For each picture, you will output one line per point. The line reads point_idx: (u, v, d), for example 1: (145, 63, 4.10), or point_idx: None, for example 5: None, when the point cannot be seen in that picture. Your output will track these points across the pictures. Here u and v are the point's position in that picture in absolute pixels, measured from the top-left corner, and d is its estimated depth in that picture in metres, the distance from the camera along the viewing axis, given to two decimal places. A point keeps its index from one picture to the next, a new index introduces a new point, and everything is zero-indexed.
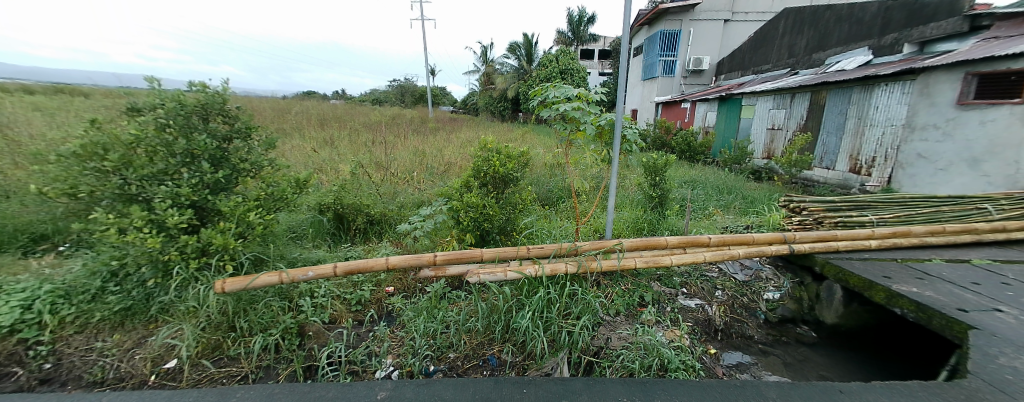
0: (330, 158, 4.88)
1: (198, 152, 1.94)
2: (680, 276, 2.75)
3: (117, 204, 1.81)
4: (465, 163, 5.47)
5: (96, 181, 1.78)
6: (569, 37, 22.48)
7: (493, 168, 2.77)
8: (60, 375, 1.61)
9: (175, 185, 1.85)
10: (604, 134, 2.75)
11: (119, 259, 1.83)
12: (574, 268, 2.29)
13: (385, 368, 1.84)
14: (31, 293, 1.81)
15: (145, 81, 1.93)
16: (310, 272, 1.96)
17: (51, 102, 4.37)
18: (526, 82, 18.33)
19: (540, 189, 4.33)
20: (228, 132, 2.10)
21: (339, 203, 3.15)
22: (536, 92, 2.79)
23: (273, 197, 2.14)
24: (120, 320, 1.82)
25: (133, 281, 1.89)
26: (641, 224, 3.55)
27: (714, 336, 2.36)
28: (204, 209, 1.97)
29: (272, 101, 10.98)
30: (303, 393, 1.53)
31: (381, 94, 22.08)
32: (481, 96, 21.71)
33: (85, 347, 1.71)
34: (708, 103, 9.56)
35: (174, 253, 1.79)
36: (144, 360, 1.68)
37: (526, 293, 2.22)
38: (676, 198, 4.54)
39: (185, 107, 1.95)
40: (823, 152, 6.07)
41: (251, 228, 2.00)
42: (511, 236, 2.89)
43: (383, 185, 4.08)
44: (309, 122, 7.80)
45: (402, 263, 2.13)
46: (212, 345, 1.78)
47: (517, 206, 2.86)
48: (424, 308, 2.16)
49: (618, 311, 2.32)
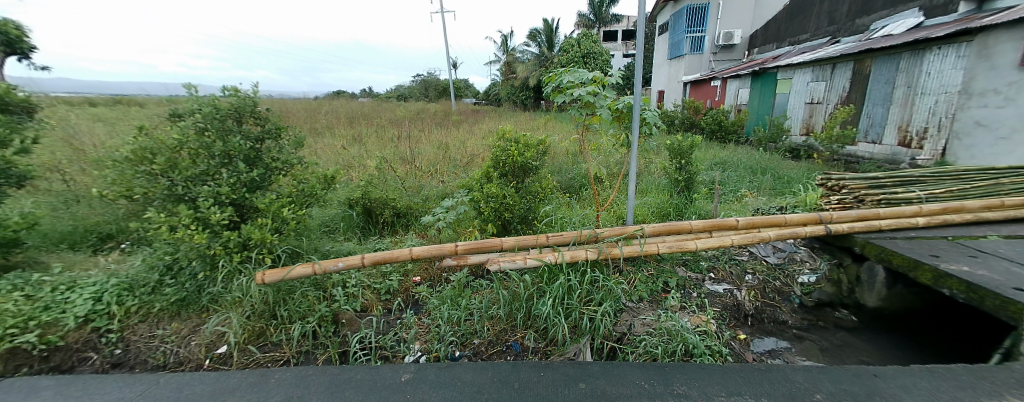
0: (359, 154, 5.07)
1: (233, 153, 2.07)
2: (707, 261, 2.67)
3: (167, 204, 1.98)
4: (487, 154, 5.49)
5: (148, 183, 1.95)
6: (591, 20, 21.93)
7: (511, 157, 2.79)
8: (129, 359, 1.80)
9: (216, 185, 1.99)
10: (622, 117, 2.65)
11: (172, 255, 2.01)
12: (595, 254, 2.29)
13: (413, 353, 1.95)
14: (100, 287, 2.01)
15: (183, 88, 2.05)
16: (340, 263, 2.09)
17: (111, 113, 4.80)
18: (547, 69, 18.02)
19: (562, 177, 4.29)
20: (259, 134, 2.22)
21: (367, 197, 3.28)
22: (550, 78, 2.70)
23: (304, 193, 2.27)
24: (177, 310, 1.99)
25: (185, 275, 2.06)
26: (667, 208, 3.48)
27: (744, 322, 2.29)
28: (243, 207, 2.12)
29: (304, 102, 11.49)
30: (334, 375, 1.64)
31: (406, 90, 22.41)
32: (503, 86, 21.54)
33: (149, 334, 1.89)
34: (740, 80, 9.06)
35: (219, 247, 1.93)
36: (199, 346, 1.85)
37: (546, 280, 2.25)
38: (705, 181, 4.38)
39: (220, 111, 2.07)
40: (868, 125, 5.61)
41: (285, 223, 2.13)
42: (532, 225, 2.93)
43: (408, 179, 4.19)
44: (338, 120, 8.10)
45: (426, 253, 2.23)
46: (258, 332, 1.92)
47: (537, 195, 2.89)
48: (448, 296, 2.24)
49: (641, 298, 2.30)
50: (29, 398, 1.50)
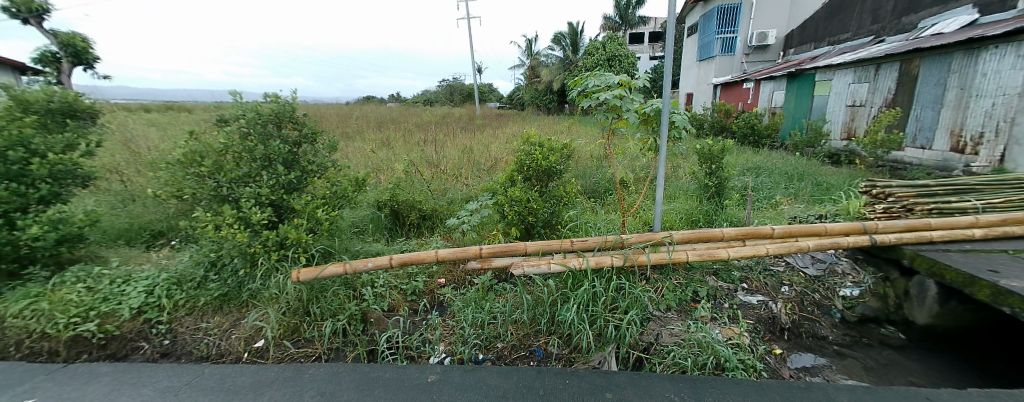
0: (386, 158, 5.21)
1: (273, 157, 2.18)
2: (739, 271, 2.56)
3: (213, 204, 2.10)
4: (510, 158, 5.52)
5: (196, 184, 2.08)
6: (617, 22, 21.67)
7: (535, 161, 2.78)
8: (176, 350, 1.91)
9: (257, 187, 2.10)
10: (650, 121, 2.60)
11: (216, 252, 2.12)
12: (620, 261, 2.25)
13: (438, 354, 1.97)
14: (152, 280, 2.16)
15: (229, 95, 2.18)
16: (370, 263, 2.15)
17: (163, 118, 5.18)
18: (571, 73, 17.94)
19: (586, 181, 4.24)
20: (297, 138, 2.33)
21: (395, 200, 3.37)
22: (576, 82, 2.67)
23: (337, 195, 2.36)
24: (219, 305, 2.10)
25: (228, 271, 2.17)
26: (696, 215, 3.37)
27: (780, 336, 2.17)
28: (281, 207, 2.22)
29: (336, 107, 11.96)
30: (364, 372, 1.68)
31: (432, 94, 22.90)
32: (527, 90, 21.61)
33: (194, 327, 2.01)
34: (774, 82, 8.68)
35: (258, 246, 2.04)
36: (239, 339, 1.95)
37: (570, 286, 2.23)
38: (737, 187, 4.21)
39: (262, 117, 2.19)
40: (916, 130, 5.21)
41: (319, 224, 2.22)
42: (556, 229, 2.91)
43: (434, 182, 4.27)
44: (368, 125, 8.38)
45: (451, 255, 2.26)
46: (292, 328, 2.00)
47: (561, 200, 2.87)
48: (472, 299, 2.26)
49: (669, 307, 2.23)
50: (90, 384, 1.62)
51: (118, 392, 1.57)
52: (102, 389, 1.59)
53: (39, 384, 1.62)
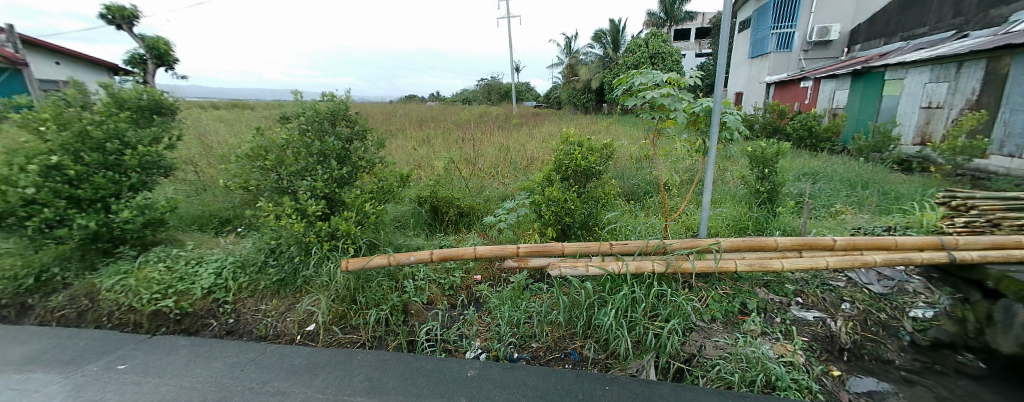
0: (427, 155, 5.37)
1: (328, 152, 2.31)
2: (793, 284, 2.38)
3: (274, 195, 2.26)
4: (547, 157, 5.49)
5: (261, 176, 2.24)
6: (661, 18, 20.88)
7: (574, 161, 2.74)
8: (240, 329, 2.09)
9: (313, 180, 2.24)
10: (699, 122, 2.48)
11: (276, 240, 2.28)
12: (662, 267, 2.16)
13: (474, 349, 2.01)
14: (221, 263, 2.36)
15: (291, 94, 2.33)
16: (412, 256, 2.23)
17: (231, 115, 5.67)
18: (611, 71, 17.52)
19: (625, 183, 4.13)
20: (349, 135, 2.45)
21: (435, 196, 3.47)
22: (620, 80, 2.59)
23: (383, 190, 2.46)
24: (276, 289, 2.26)
25: (285, 258, 2.33)
26: (745, 222, 3.18)
27: (838, 356, 1.99)
28: (333, 200, 2.35)
29: (380, 105, 12.49)
30: (407, 362, 1.74)
31: (470, 93, 23.31)
32: (565, 88, 21.39)
33: (255, 308, 2.17)
34: (836, 81, 7.97)
35: (313, 236, 2.17)
36: (293, 322, 2.09)
37: (608, 290, 2.17)
38: (791, 193, 3.92)
39: (319, 115, 2.33)
40: (1004, 135, 4.59)
41: (366, 217, 2.34)
42: (593, 231, 2.86)
43: (471, 180, 4.34)
44: (409, 123, 8.68)
45: (488, 253, 2.29)
46: (340, 314, 2.12)
47: (599, 201, 2.82)
48: (508, 297, 2.27)
49: (714, 318, 2.12)
50: (171, 354, 1.81)
51: (194, 363, 1.74)
52: (182, 360, 1.77)
53: (130, 352, 1.83)
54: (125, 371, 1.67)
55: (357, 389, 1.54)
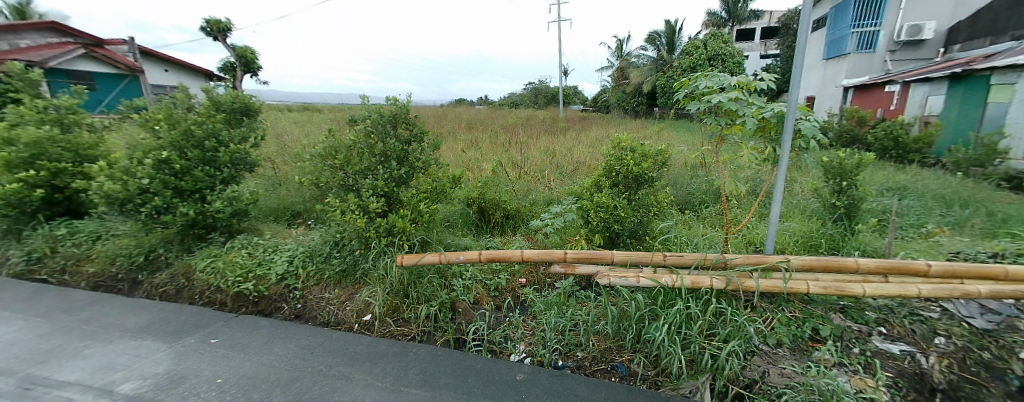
0: (474, 157, 5.50)
1: (389, 153, 2.45)
2: (875, 312, 2.10)
3: (340, 192, 2.44)
4: (595, 162, 5.38)
5: (330, 174, 2.43)
6: (722, 18, 19.68)
7: (626, 167, 2.65)
8: (306, 314, 2.27)
9: (374, 179, 2.38)
10: (768, 128, 2.31)
11: (340, 233, 2.45)
12: (722, 284, 2.02)
13: (518, 353, 2.01)
14: (292, 252, 2.59)
15: (359, 98, 2.50)
16: (461, 256, 2.28)
17: (301, 117, 6.21)
18: (664, 74, 16.81)
19: (678, 191, 3.93)
20: (409, 137, 2.58)
21: (482, 197, 3.54)
22: (682, 84, 2.46)
23: (436, 190, 2.56)
24: (338, 279, 2.42)
25: (347, 250, 2.49)
26: (817, 239, 2.89)
27: (930, 398, 1.72)
28: (391, 198, 2.48)
29: (431, 108, 13.01)
30: (459, 359, 1.79)
31: (516, 97, 23.57)
32: (613, 92, 20.89)
33: (319, 296, 2.34)
34: (930, 85, 6.99)
35: (372, 231, 2.31)
36: (352, 311, 2.23)
37: (660, 303, 2.07)
38: (873, 210, 3.50)
39: (383, 117, 2.48)
40: None
41: (420, 215, 2.45)
42: (644, 241, 2.76)
43: (518, 183, 4.37)
44: (458, 126, 8.95)
45: (536, 257, 2.28)
46: (393, 307, 2.23)
47: (651, 209, 2.70)
48: (554, 303, 2.25)
49: (779, 343, 1.94)
50: (253, 333, 2.01)
51: (272, 342, 1.92)
52: (261, 338, 1.96)
53: (220, 328, 2.06)
54: (217, 345, 1.88)
55: (412, 381, 1.61)
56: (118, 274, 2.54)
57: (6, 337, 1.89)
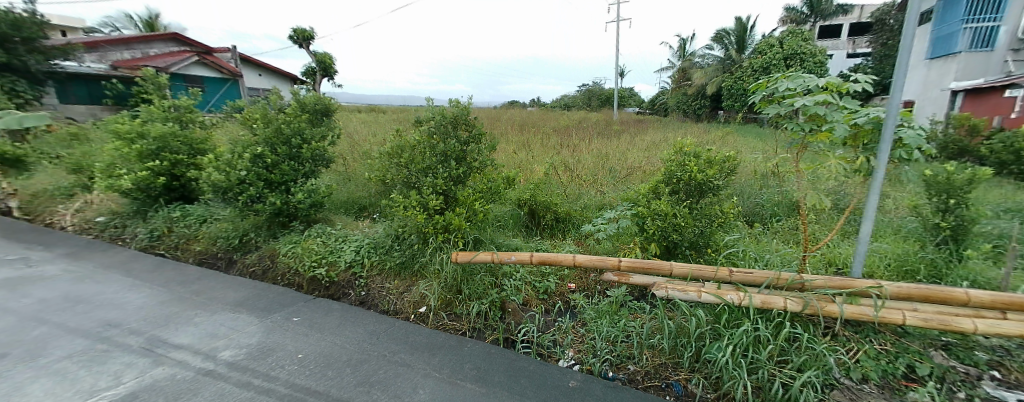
0: (526, 159, 5.53)
1: (449, 153, 2.54)
2: (986, 353, 1.77)
3: (403, 188, 2.59)
4: (651, 167, 5.16)
5: (395, 171, 2.59)
6: (801, 14, 17.88)
7: (688, 174, 2.50)
8: (369, 301, 2.43)
9: (434, 177, 2.49)
10: (861, 136, 2.05)
11: (401, 227, 2.60)
12: (798, 306, 1.83)
13: (567, 358, 1.99)
14: (358, 242, 2.79)
15: (424, 100, 2.62)
16: (513, 256, 2.30)
17: (367, 118, 6.67)
18: (730, 75, 15.67)
19: (745, 201, 3.64)
20: (468, 138, 2.66)
21: (534, 199, 3.55)
22: (759, 85, 2.25)
23: (491, 190, 2.61)
24: (397, 271, 2.56)
25: (406, 244, 2.63)
26: (915, 264, 2.52)
27: None
28: (448, 197, 2.58)
29: (483, 110, 13.32)
30: (511, 360, 1.82)
31: (567, 99, 23.36)
32: (672, 94, 19.89)
33: (381, 285, 2.50)
34: None
35: (430, 227, 2.42)
36: (409, 302, 2.35)
37: (724, 322, 1.93)
38: (992, 235, 2.97)
39: (446, 119, 2.58)
40: None
41: (475, 214, 2.51)
42: (705, 253, 2.58)
43: (569, 186, 4.32)
44: (510, 127, 9.05)
45: (588, 263, 2.23)
46: (447, 302, 2.32)
47: (714, 220, 2.50)
48: (605, 312, 2.19)
49: (865, 378, 1.71)
50: (327, 315, 2.21)
51: (344, 325, 2.09)
52: (334, 320, 2.14)
53: (300, 307, 2.28)
54: (298, 323, 2.09)
55: (467, 375, 1.67)
56: (217, 253, 2.91)
57: (137, 301, 2.25)
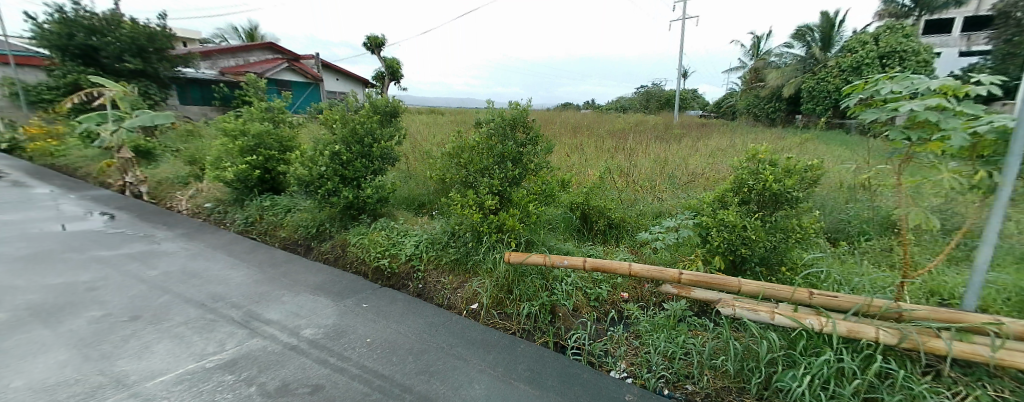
0: (579, 162, 5.46)
1: (506, 154, 2.59)
2: None
3: (461, 187, 2.68)
4: (716, 175, 4.83)
5: (455, 171, 2.69)
6: (904, 5, 15.64)
7: (762, 183, 2.29)
8: (426, 293, 2.55)
9: (491, 178, 2.55)
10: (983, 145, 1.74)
11: (457, 225, 2.69)
12: (893, 339, 1.61)
13: (619, 370, 1.91)
14: (418, 237, 2.94)
15: (485, 102, 2.70)
16: (566, 260, 2.28)
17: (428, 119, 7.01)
18: (811, 75, 14.15)
19: (827, 216, 3.27)
20: (525, 140, 2.68)
21: (587, 203, 3.50)
22: (854, 88, 2.00)
23: (545, 193, 2.62)
24: (451, 267, 2.65)
25: (461, 242, 2.72)
26: None
27: None
28: (503, 197, 2.62)
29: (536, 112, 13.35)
30: (564, 366, 1.81)
31: (623, 101, 22.63)
32: (741, 97, 18.47)
33: (437, 279, 2.61)
34: None
35: (485, 226, 2.48)
36: (462, 298, 2.43)
37: (800, 349, 1.76)
38: None
39: (505, 120, 2.63)
40: None
41: (529, 216, 2.53)
42: (777, 270, 2.37)
43: (624, 191, 4.18)
44: (564, 129, 8.98)
45: (646, 272, 2.14)
46: (498, 301, 2.36)
47: (790, 235, 2.29)
48: (662, 325, 2.08)
49: None
50: (392, 304, 2.36)
51: (408, 315, 2.22)
52: (398, 309, 2.28)
53: (369, 295, 2.46)
54: (367, 309, 2.25)
55: (521, 376, 1.69)
56: (298, 240, 3.24)
57: (236, 278, 2.57)
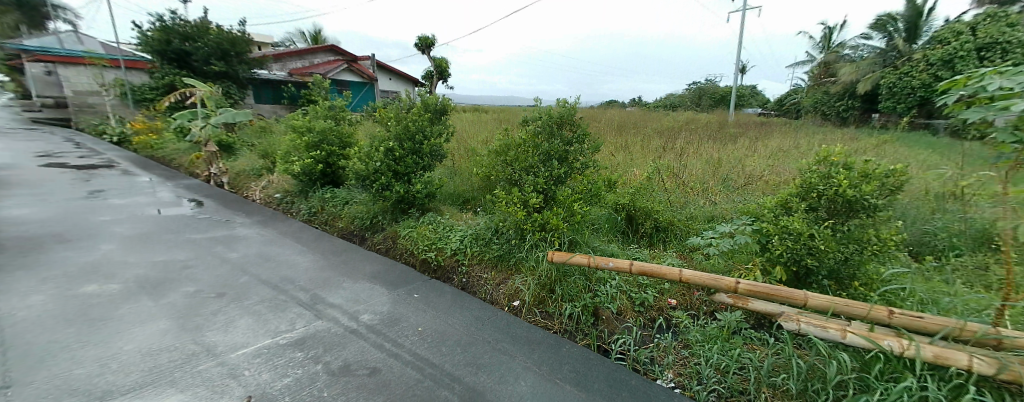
0: (625, 162, 5.30)
1: (552, 153, 2.58)
2: None
3: (506, 185, 2.71)
4: (777, 178, 4.48)
5: (501, 168, 2.73)
6: None
7: (835, 189, 2.08)
8: (470, 287, 2.61)
9: (535, 176, 2.56)
10: None
11: (501, 222, 2.73)
12: (990, 369, 1.41)
13: (666, 379, 1.84)
14: (463, 232, 3.01)
15: (533, 100, 2.70)
16: (611, 262, 2.23)
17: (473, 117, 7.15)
18: (893, 70, 12.66)
19: (910, 227, 2.93)
20: (572, 138, 2.66)
21: (633, 204, 3.40)
22: (952, 83, 1.73)
23: (590, 192, 2.58)
24: (494, 263, 2.69)
25: (504, 238, 2.75)
26: None
27: None
28: (546, 196, 2.61)
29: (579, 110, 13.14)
30: (609, 370, 1.78)
31: (671, 98, 21.61)
32: (807, 93, 16.93)
33: (480, 274, 2.66)
34: None
35: (528, 224, 2.49)
36: (504, 294, 2.46)
37: (875, 372, 1.59)
38: None
39: (552, 118, 2.62)
40: None
41: (573, 216, 2.50)
42: (849, 284, 2.15)
43: (673, 193, 4.01)
44: (608, 128, 8.77)
45: (697, 279, 2.04)
46: (540, 299, 2.36)
47: (866, 247, 2.07)
48: (713, 336, 1.97)
49: None
50: (441, 296, 2.44)
51: (457, 307, 2.29)
52: (448, 301, 2.36)
53: (420, 286, 2.57)
54: (418, 299, 2.36)
55: (566, 376, 1.69)
56: (354, 230, 3.45)
57: (302, 263, 2.80)
